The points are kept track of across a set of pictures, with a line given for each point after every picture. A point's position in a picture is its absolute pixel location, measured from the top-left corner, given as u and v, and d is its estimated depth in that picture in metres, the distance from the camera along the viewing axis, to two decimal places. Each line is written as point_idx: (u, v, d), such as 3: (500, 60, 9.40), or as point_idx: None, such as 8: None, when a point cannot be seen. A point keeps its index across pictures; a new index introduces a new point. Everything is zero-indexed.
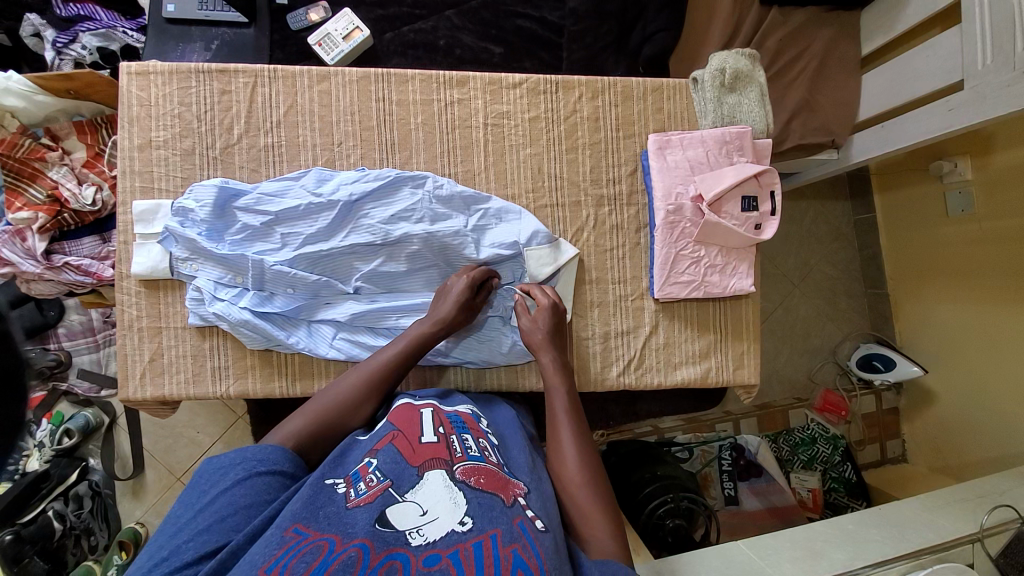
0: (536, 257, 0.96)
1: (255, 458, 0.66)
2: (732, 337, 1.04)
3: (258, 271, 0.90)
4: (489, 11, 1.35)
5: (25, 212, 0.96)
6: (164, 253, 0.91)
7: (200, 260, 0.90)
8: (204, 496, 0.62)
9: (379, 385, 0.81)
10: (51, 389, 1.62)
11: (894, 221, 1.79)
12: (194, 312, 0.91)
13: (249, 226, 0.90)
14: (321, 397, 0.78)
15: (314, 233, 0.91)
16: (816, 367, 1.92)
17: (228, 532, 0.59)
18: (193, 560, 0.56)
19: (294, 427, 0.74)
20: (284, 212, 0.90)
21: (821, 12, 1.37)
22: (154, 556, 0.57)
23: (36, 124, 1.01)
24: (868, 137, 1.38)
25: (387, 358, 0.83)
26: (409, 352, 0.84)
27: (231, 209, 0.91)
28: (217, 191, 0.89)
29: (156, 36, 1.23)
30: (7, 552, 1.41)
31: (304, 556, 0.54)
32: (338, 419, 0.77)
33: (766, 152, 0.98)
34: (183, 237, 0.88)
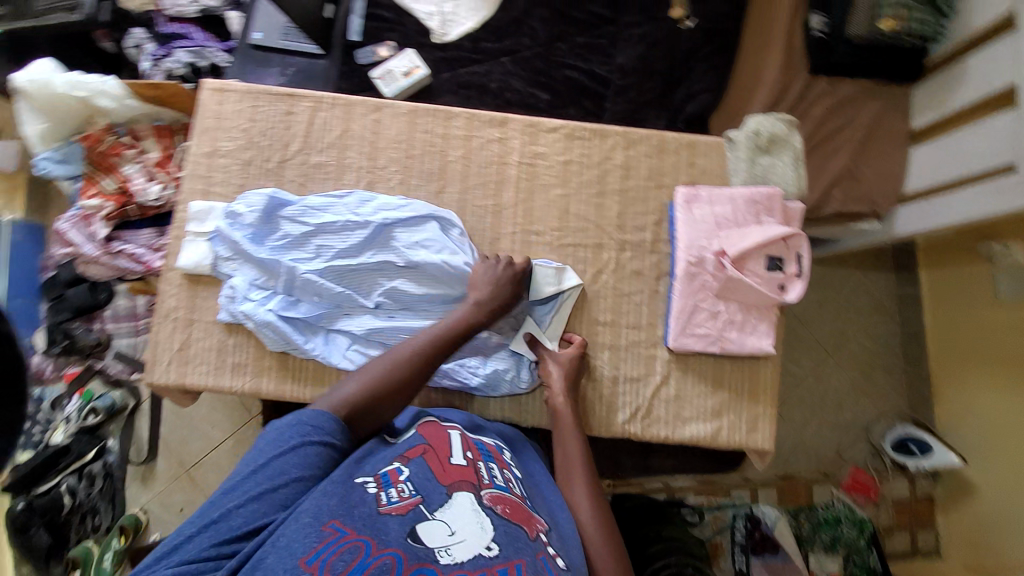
0: (542, 275, 1.00)
1: (316, 428, 0.74)
2: (747, 399, 1.00)
3: (288, 277, 0.96)
4: (540, 61, 1.45)
5: (96, 201, 1.08)
6: (209, 251, 0.99)
7: (241, 261, 0.98)
8: (262, 458, 0.71)
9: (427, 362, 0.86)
10: (86, 365, 1.72)
11: (938, 299, 1.71)
12: (225, 309, 0.97)
13: (289, 234, 0.97)
14: (371, 371, 0.83)
15: (345, 248, 0.96)
16: (846, 443, 1.79)
17: (275, 509, 0.67)
18: (241, 532, 0.65)
19: (347, 393, 0.80)
20: (322, 226, 0.97)
21: (865, 84, 1.37)
22: (207, 516, 0.67)
23: (121, 123, 1.13)
24: (913, 211, 1.36)
25: (432, 338, 0.88)
26: (456, 332, 0.90)
27: (276, 216, 0.98)
28: (267, 200, 0.98)
29: (243, 60, 1.40)
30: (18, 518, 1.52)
31: (343, 554, 0.60)
32: (386, 395, 0.82)
33: (796, 216, 0.98)
34: (229, 239, 0.97)
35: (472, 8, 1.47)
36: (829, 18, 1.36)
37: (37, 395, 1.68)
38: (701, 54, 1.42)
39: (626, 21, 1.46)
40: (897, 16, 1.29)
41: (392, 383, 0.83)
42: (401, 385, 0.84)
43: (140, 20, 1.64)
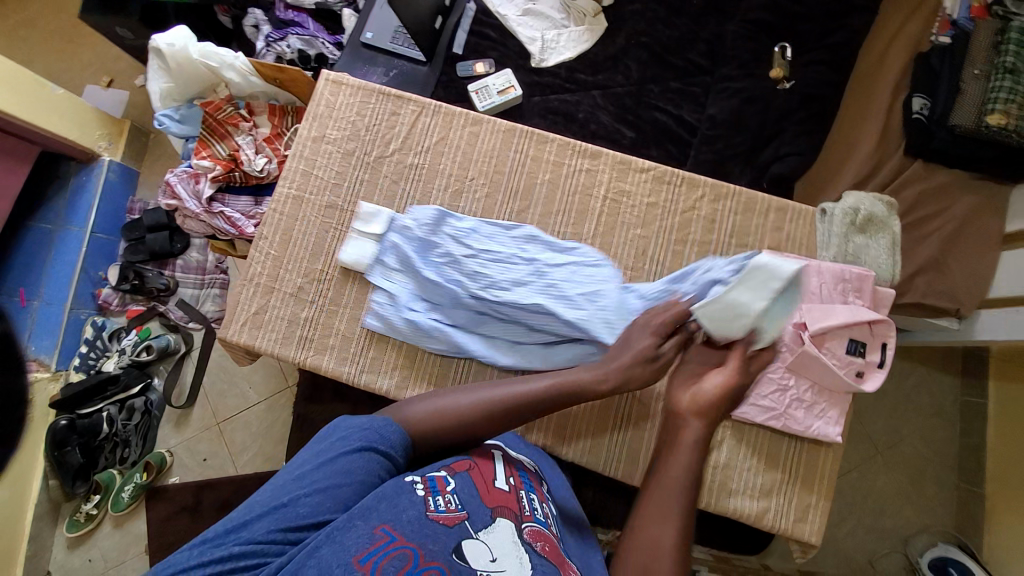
0: (757, 280, 0.88)
1: (383, 439, 0.75)
2: (800, 484, 0.95)
3: (456, 296, 1.00)
4: (631, 99, 1.46)
5: (207, 162, 1.15)
6: (374, 253, 1.03)
7: (405, 273, 1.03)
8: (332, 450, 0.71)
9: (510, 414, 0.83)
10: (151, 307, 1.83)
11: (1008, 416, 1.57)
12: (380, 314, 1.01)
13: (451, 254, 1.01)
14: (458, 403, 0.83)
15: (507, 276, 0.99)
16: (879, 551, 1.67)
17: (337, 505, 0.67)
18: (303, 522, 0.65)
19: (418, 412, 0.81)
20: (484, 251, 1.01)
21: (969, 178, 1.31)
22: (269, 499, 0.67)
23: (241, 97, 1.21)
24: (997, 319, 1.27)
25: (526, 391, 0.85)
26: (553, 396, 0.86)
27: (441, 228, 1.02)
28: (436, 215, 1.02)
29: (352, 54, 1.48)
30: (59, 433, 1.67)
31: (394, 559, 0.61)
32: (455, 431, 0.81)
33: (886, 302, 0.93)
34: (403, 253, 1.02)
35: (573, 39, 1.49)
36: (932, 102, 1.28)
37: (100, 323, 1.81)
38: (795, 118, 1.39)
39: (722, 74, 1.45)
40: (1007, 113, 1.19)
41: (472, 422, 0.82)
42: (474, 428, 0.82)
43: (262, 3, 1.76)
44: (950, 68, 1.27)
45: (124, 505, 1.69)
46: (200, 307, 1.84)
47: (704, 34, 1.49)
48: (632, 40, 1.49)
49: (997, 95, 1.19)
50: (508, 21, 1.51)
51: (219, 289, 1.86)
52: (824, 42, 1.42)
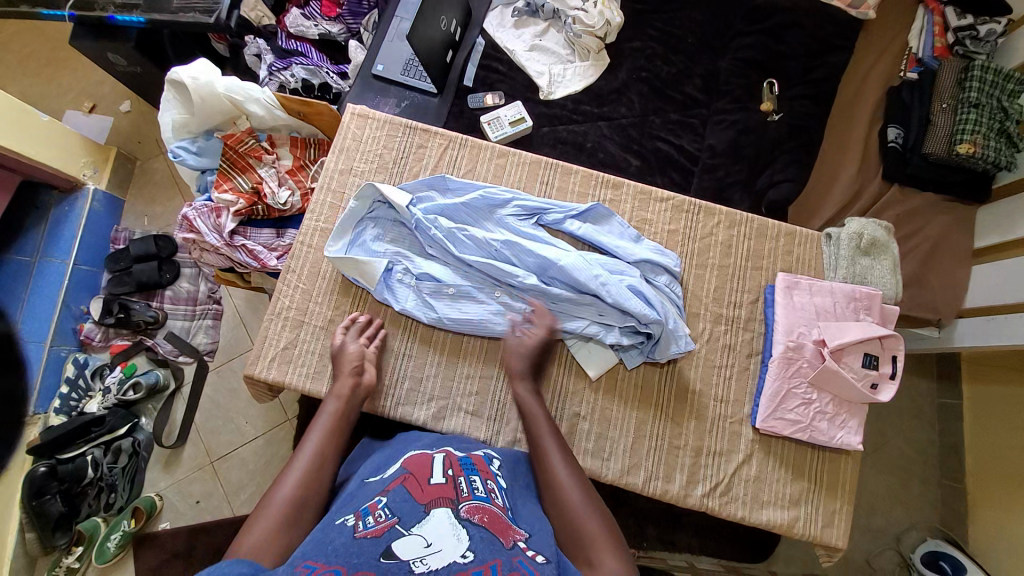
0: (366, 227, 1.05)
1: (253, 568, 0.61)
2: (824, 492, 1.00)
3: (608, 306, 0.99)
4: (635, 130, 1.54)
5: (230, 196, 1.13)
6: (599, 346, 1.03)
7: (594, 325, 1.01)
8: (215, 572, 0.58)
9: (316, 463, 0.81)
10: (137, 340, 1.74)
11: (982, 417, 1.71)
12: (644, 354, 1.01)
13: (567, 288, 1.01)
14: (272, 510, 0.73)
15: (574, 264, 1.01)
16: (874, 551, 1.75)
17: None
18: None
19: (259, 530, 0.70)
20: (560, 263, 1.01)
21: (941, 200, 1.44)
22: None
23: (262, 130, 1.21)
24: (973, 325, 1.38)
25: (320, 438, 0.84)
26: (330, 437, 0.84)
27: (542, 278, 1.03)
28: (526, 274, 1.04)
29: (363, 85, 1.50)
30: (36, 483, 1.51)
31: None
32: (303, 501, 0.75)
33: (892, 319, 1.02)
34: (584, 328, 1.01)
35: (578, 74, 1.57)
36: (905, 132, 1.43)
37: (82, 360, 1.71)
38: (784, 147, 1.50)
39: (716, 107, 1.56)
40: (974, 142, 1.33)
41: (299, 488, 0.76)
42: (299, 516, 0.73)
43: (262, 32, 1.77)
44: (919, 101, 1.43)
45: (110, 554, 1.56)
46: (192, 340, 1.77)
47: (697, 69, 1.60)
48: (632, 75, 1.59)
49: (964, 127, 1.34)
50: (516, 55, 1.57)
51: (213, 319, 1.80)
52: (807, 78, 1.55)
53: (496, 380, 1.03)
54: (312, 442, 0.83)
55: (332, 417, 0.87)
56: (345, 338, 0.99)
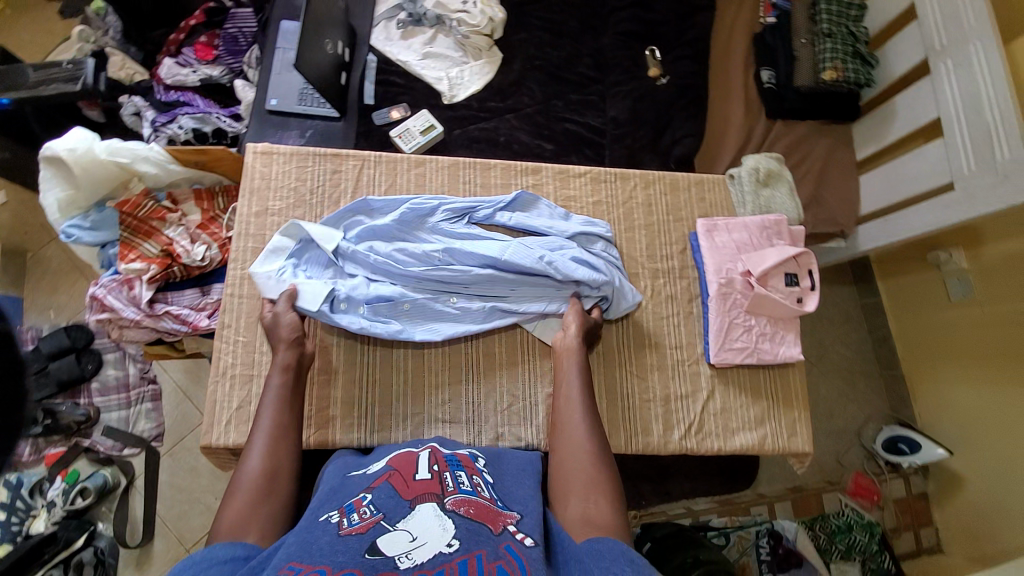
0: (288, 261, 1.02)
1: (243, 556, 0.68)
2: (783, 406, 1.10)
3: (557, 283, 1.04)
4: (542, 116, 1.60)
5: (139, 264, 1.05)
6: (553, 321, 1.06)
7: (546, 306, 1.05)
8: (209, 561, 0.65)
9: (276, 441, 0.84)
10: (73, 444, 1.57)
11: (900, 306, 1.92)
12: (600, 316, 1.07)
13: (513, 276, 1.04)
14: (245, 487, 0.78)
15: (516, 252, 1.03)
16: (841, 449, 1.94)
17: None
18: None
19: (238, 507, 0.75)
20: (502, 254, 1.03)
21: (820, 126, 1.61)
22: None
23: (160, 188, 1.14)
24: (872, 229, 1.53)
25: (277, 412, 0.87)
26: (282, 409, 0.88)
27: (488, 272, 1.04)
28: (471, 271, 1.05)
29: (260, 123, 1.44)
30: None
31: None
32: (277, 479, 0.80)
33: (801, 237, 1.13)
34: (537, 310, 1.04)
35: (476, 73, 1.60)
36: (776, 71, 1.58)
37: (14, 480, 1.50)
38: (678, 106, 1.61)
39: (610, 80, 1.65)
40: (835, 67, 1.49)
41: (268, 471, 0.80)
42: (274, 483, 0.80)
43: (136, 90, 1.63)
44: (781, 43, 1.58)
45: None
46: (133, 428, 1.63)
47: (585, 49, 1.68)
48: (526, 64, 1.64)
49: (825, 55, 1.50)
50: (411, 66, 1.58)
51: (152, 400, 1.66)
52: (683, 40, 1.68)
53: (466, 383, 1.03)
54: (267, 420, 0.86)
55: (279, 391, 0.89)
56: (278, 308, 0.96)
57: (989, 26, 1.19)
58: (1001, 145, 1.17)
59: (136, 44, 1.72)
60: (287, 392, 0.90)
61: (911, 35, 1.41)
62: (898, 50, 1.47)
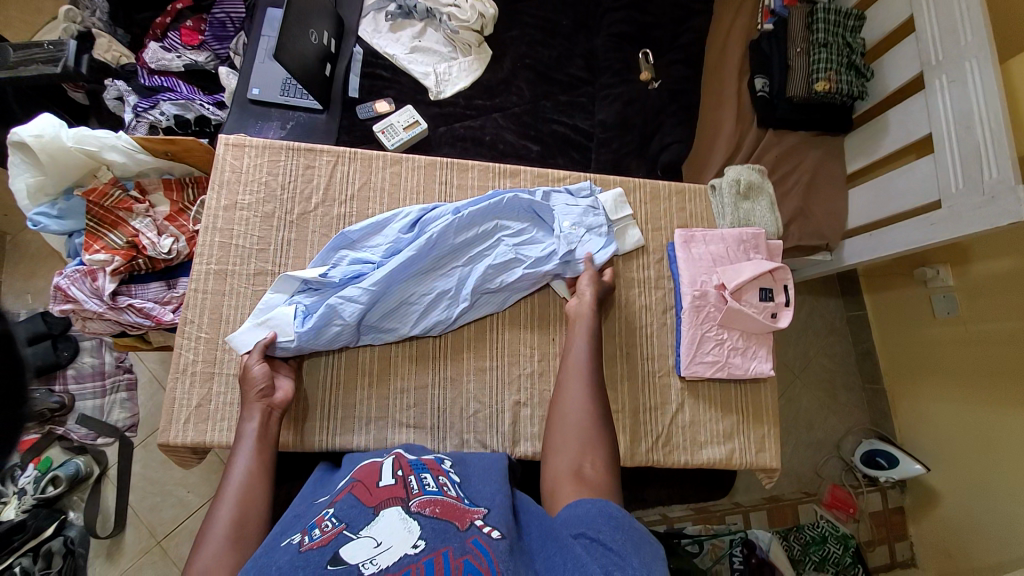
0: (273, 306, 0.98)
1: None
2: (753, 420, 1.09)
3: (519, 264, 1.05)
4: (529, 116, 1.57)
5: (103, 255, 1.03)
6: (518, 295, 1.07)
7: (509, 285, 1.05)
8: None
9: (253, 489, 0.79)
10: (47, 432, 1.55)
11: (884, 320, 1.92)
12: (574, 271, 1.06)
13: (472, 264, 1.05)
14: (213, 536, 0.72)
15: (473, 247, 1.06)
16: (820, 460, 1.94)
17: None
18: None
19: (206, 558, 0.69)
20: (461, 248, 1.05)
21: (811, 136, 1.58)
22: None
23: (127, 178, 1.12)
24: (858, 244, 1.51)
25: (253, 459, 0.83)
26: (259, 453, 0.84)
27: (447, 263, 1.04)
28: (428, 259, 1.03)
29: (241, 113, 1.42)
30: None
31: None
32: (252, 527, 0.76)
33: (778, 252, 1.12)
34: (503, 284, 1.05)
35: (464, 69, 1.57)
36: (770, 80, 1.55)
37: None
38: (668, 111, 1.59)
39: (601, 82, 1.62)
40: (829, 78, 1.44)
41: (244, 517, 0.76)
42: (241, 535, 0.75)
43: (121, 74, 1.59)
44: (777, 51, 1.54)
45: None
46: (107, 418, 1.61)
47: (578, 50, 1.65)
48: (517, 63, 1.61)
49: (820, 66, 1.45)
50: (398, 60, 1.55)
51: (127, 390, 1.65)
52: (677, 44, 1.66)
53: (431, 388, 1.02)
54: (240, 468, 0.81)
55: (255, 436, 0.85)
56: (250, 358, 0.92)
57: (985, 43, 1.14)
58: (989, 163, 1.13)
59: (123, 27, 1.69)
60: (264, 434, 0.86)
61: (908, 48, 1.38)
62: (895, 63, 1.43)
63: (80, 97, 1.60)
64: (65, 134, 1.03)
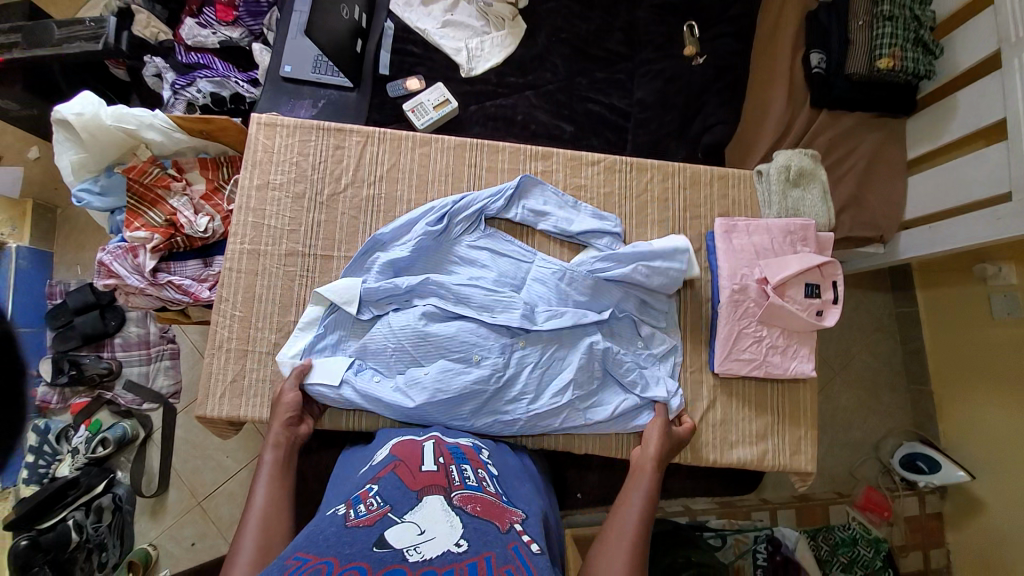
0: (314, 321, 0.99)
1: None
2: (789, 422, 1.04)
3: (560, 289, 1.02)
4: (564, 94, 1.50)
5: (143, 233, 1.06)
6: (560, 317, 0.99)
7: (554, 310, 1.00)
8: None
9: (277, 514, 0.79)
10: (96, 396, 1.66)
11: (936, 320, 1.78)
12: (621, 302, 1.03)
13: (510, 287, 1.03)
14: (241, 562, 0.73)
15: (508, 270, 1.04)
16: (855, 460, 1.86)
17: None
18: None
19: None
20: (497, 272, 1.03)
21: (870, 117, 1.44)
22: None
23: (165, 155, 1.14)
24: (916, 236, 1.39)
25: (271, 485, 0.83)
26: (278, 479, 0.84)
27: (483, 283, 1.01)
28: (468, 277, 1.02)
29: (274, 90, 1.41)
30: (20, 558, 1.39)
31: None
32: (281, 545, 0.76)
33: (828, 246, 1.04)
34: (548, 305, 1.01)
35: (497, 44, 1.52)
36: (827, 56, 1.40)
37: (42, 425, 1.61)
38: (712, 90, 1.49)
39: (641, 58, 1.53)
40: (893, 55, 1.31)
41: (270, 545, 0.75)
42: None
43: (159, 50, 1.61)
44: (836, 21, 1.39)
45: None
46: (152, 384, 1.70)
47: (617, 23, 1.56)
48: (552, 38, 1.54)
49: (883, 41, 1.32)
50: (429, 35, 1.50)
51: (170, 358, 1.73)
52: (725, 17, 1.55)
53: None
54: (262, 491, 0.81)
55: (274, 463, 0.86)
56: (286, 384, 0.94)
57: None
58: None
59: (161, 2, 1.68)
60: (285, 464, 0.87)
61: (985, 21, 1.23)
62: (968, 37, 1.28)
63: (121, 74, 1.64)
64: (105, 113, 1.05)
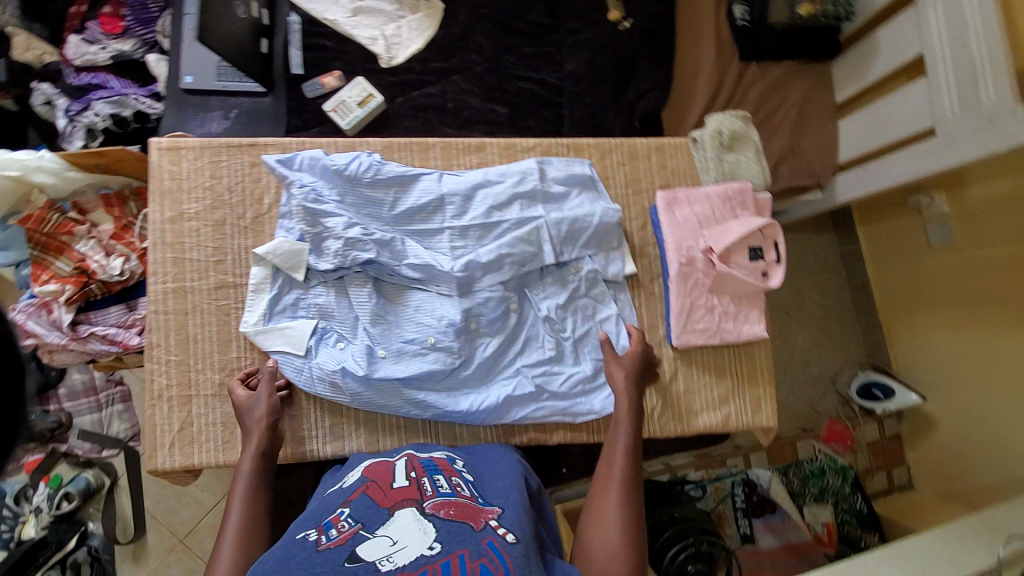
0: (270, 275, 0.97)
1: None
2: (748, 383, 1.07)
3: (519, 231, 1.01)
4: (493, 75, 1.44)
5: (53, 285, 1.00)
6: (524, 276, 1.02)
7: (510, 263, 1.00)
8: None
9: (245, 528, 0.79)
10: (50, 450, 1.53)
11: (877, 252, 1.87)
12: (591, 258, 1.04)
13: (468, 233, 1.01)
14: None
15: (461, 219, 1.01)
16: (817, 395, 1.97)
17: None
18: None
19: None
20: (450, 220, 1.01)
21: (800, 64, 1.42)
22: None
23: (64, 198, 1.07)
24: (850, 179, 1.42)
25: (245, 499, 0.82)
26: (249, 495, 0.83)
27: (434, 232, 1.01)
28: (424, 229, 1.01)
29: (176, 106, 1.29)
30: None
31: None
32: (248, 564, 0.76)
33: (766, 207, 1.06)
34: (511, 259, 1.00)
35: (415, 28, 1.43)
36: (751, 7, 1.37)
37: None
38: (643, 53, 1.46)
39: (567, 28, 1.48)
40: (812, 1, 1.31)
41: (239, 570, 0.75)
42: None
43: (46, 74, 1.41)
44: None
45: None
46: (108, 430, 1.58)
47: None
48: (473, 14, 1.46)
49: None
50: (340, 25, 1.40)
51: (122, 401, 1.61)
52: None
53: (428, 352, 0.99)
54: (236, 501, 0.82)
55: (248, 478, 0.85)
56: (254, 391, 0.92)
57: None
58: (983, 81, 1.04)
59: (39, 20, 1.45)
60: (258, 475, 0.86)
61: None
62: None
63: (8, 103, 1.43)
64: None
